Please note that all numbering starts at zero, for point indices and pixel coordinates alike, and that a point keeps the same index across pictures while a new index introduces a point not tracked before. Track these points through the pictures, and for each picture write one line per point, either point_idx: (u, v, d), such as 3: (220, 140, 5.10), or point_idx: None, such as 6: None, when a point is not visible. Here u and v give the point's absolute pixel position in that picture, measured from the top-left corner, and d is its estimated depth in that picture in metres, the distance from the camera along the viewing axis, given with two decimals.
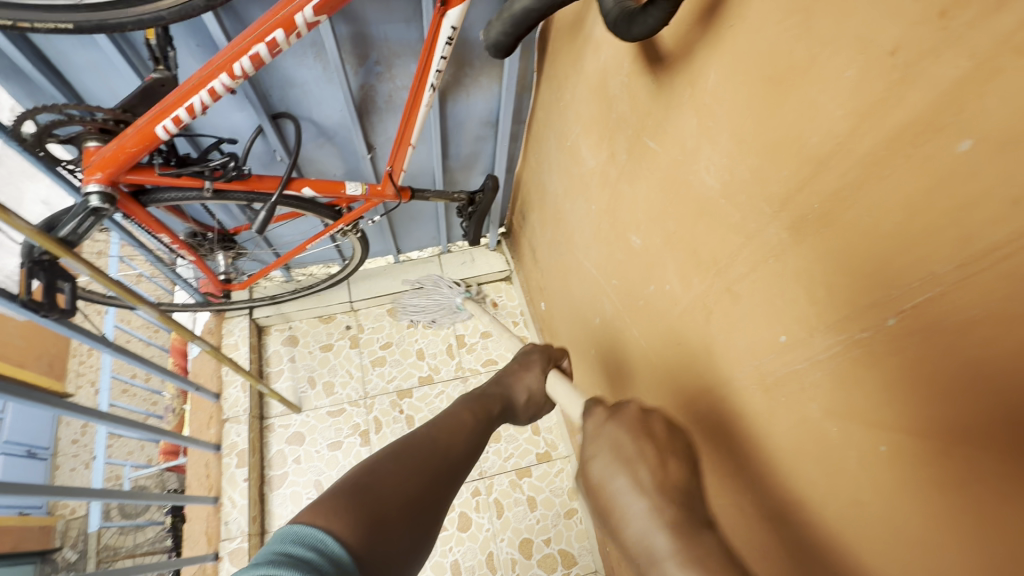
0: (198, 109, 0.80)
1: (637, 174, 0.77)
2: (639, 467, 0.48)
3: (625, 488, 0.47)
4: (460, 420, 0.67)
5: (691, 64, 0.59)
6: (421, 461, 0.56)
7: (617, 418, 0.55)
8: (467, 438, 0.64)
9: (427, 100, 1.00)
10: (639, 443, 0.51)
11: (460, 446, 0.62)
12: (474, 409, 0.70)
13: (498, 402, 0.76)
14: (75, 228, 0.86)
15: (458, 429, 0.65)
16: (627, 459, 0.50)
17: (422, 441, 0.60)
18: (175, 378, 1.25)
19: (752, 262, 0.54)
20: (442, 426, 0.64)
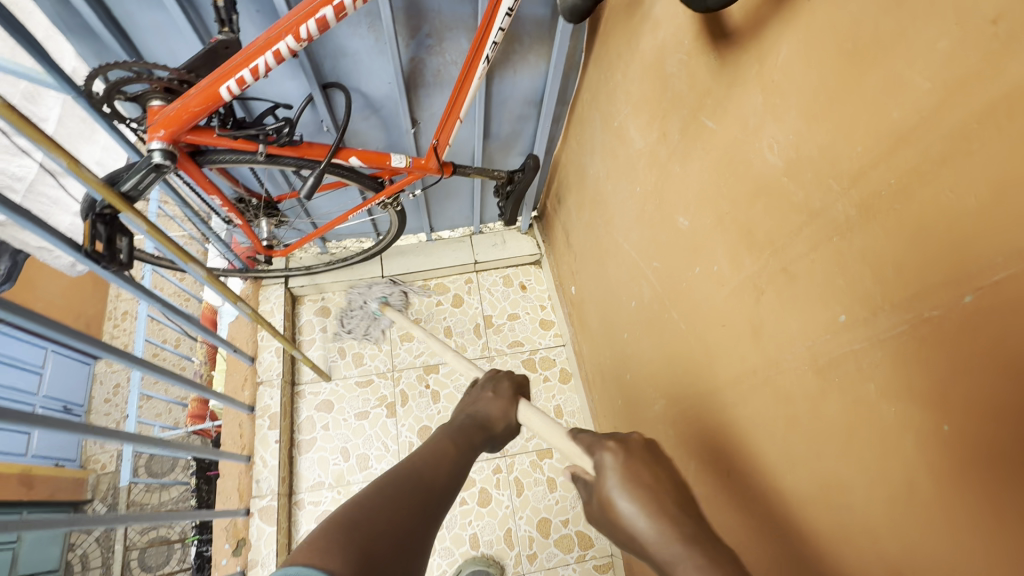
0: (262, 71, 0.82)
1: (690, 154, 0.77)
2: (661, 499, 0.52)
3: (646, 516, 0.51)
4: (444, 451, 0.62)
5: (761, 39, 0.59)
6: (410, 492, 0.51)
7: (625, 446, 0.59)
8: (450, 469, 0.59)
9: (480, 73, 1.00)
10: (654, 472, 0.55)
11: (445, 475, 0.57)
12: (457, 440, 0.67)
13: (479, 433, 0.72)
14: (137, 183, 0.89)
15: (441, 458, 0.60)
16: (647, 486, 0.54)
17: (408, 472, 0.54)
18: (212, 335, 1.29)
19: (813, 241, 0.54)
20: (423, 455, 0.59)
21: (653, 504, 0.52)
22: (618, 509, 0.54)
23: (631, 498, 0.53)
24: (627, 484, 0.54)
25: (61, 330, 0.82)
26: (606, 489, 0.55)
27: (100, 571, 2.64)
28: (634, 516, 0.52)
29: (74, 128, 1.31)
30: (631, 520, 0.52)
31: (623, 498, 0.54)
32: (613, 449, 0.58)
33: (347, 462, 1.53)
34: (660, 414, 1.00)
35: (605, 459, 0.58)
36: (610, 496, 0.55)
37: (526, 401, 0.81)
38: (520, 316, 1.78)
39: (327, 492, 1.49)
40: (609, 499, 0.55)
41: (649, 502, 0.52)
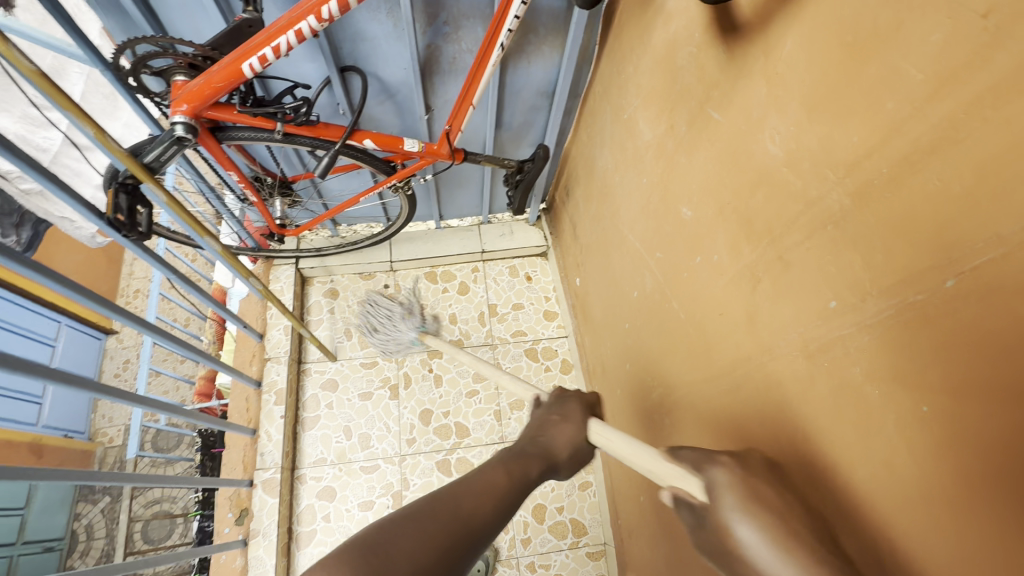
0: (283, 50, 0.84)
1: (696, 145, 0.79)
2: (791, 525, 0.48)
3: (772, 545, 0.47)
4: (493, 480, 0.55)
5: (768, 32, 0.60)
6: (439, 530, 0.46)
7: (743, 468, 0.55)
8: (497, 504, 0.52)
9: (494, 60, 1.01)
10: (777, 494, 0.52)
11: (488, 516, 0.50)
12: (511, 468, 0.58)
13: (539, 463, 0.63)
14: (160, 155, 0.93)
15: (490, 488, 0.53)
16: (773, 509, 0.50)
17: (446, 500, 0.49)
18: (223, 309, 1.32)
19: (809, 229, 0.56)
20: (474, 482, 0.53)
21: (782, 530, 0.48)
22: (736, 536, 0.49)
23: (752, 521, 0.49)
24: (749, 511, 0.50)
25: (88, 296, 0.85)
26: (723, 510, 0.51)
27: (104, 541, 2.70)
28: (756, 545, 0.47)
29: (98, 105, 1.36)
30: (753, 550, 0.47)
31: (744, 523, 0.49)
32: (725, 466, 0.55)
33: (349, 441, 1.56)
34: (658, 403, 1.02)
35: (718, 477, 0.54)
36: (726, 522, 0.50)
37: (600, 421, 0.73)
38: (524, 306, 1.80)
39: (328, 468, 1.52)
40: (725, 524, 0.50)
41: (777, 527, 0.48)
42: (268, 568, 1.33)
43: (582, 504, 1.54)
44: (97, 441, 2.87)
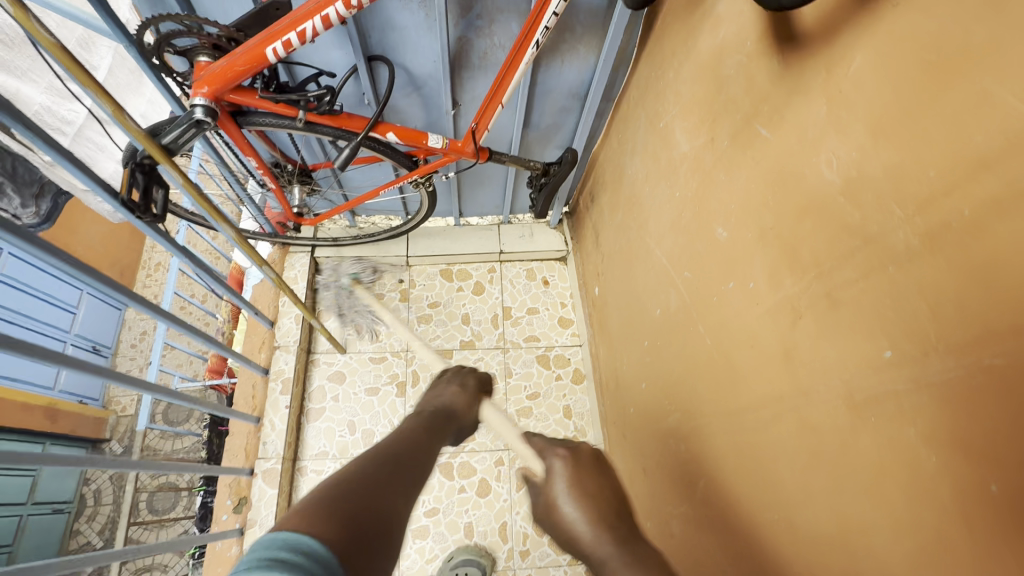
0: (309, 35, 0.81)
1: (738, 162, 0.73)
2: (603, 510, 0.50)
3: (590, 524, 0.49)
4: (415, 436, 0.58)
5: (832, 45, 0.55)
6: (390, 475, 0.46)
7: (576, 452, 0.58)
8: (428, 454, 0.55)
9: (528, 59, 0.96)
10: (598, 483, 0.53)
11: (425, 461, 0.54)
12: (427, 426, 0.63)
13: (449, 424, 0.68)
14: (178, 137, 0.90)
15: (417, 443, 0.56)
16: (590, 496, 0.52)
17: (388, 453, 0.50)
18: (235, 295, 1.29)
19: (865, 267, 0.50)
20: (403, 438, 0.56)
21: (596, 512, 0.50)
22: (561, 514, 0.52)
23: (579, 506, 0.51)
24: (573, 493, 0.52)
25: (92, 277, 0.81)
26: (552, 492, 0.54)
27: (111, 507, 2.75)
28: (576, 522, 0.50)
29: (124, 80, 1.35)
30: (573, 525, 0.50)
31: (569, 503, 0.52)
32: (564, 455, 0.57)
33: (352, 436, 1.54)
34: (673, 428, 0.97)
35: (555, 465, 0.57)
36: (556, 501, 0.53)
37: (492, 402, 0.80)
38: (539, 310, 1.76)
39: (329, 462, 1.51)
40: (554, 502, 0.53)
41: (590, 510, 0.50)
42: None
43: None
44: (112, 410, 2.94)
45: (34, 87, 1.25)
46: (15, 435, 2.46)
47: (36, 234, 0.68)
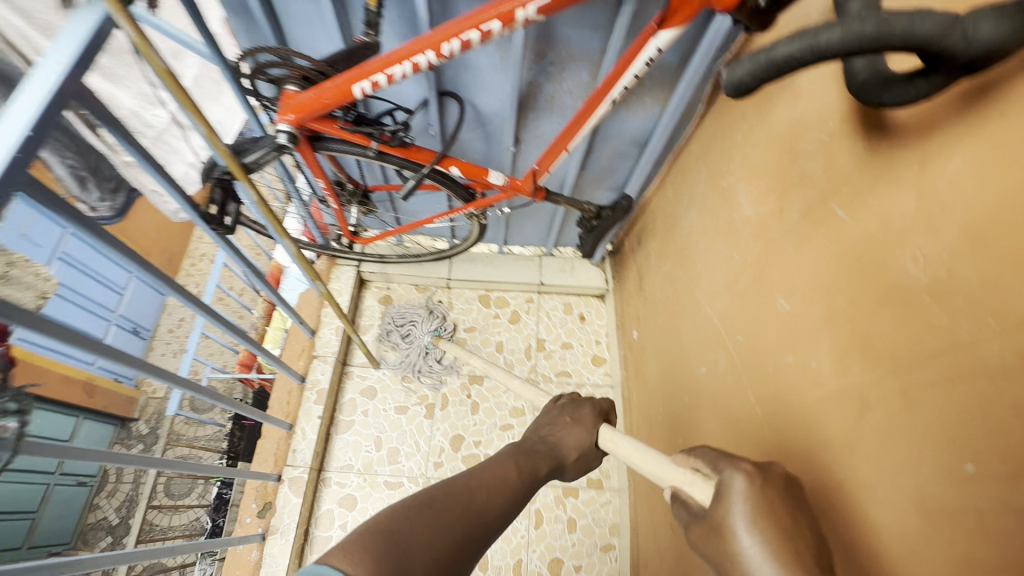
0: (397, 78, 0.84)
1: (809, 238, 0.73)
2: (797, 544, 0.43)
3: (776, 564, 0.42)
4: (505, 475, 0.63)
5: (927, 142, 0.54)
6: (455, 517, 0.52)
7: (762, 473, 0.49)
8: (509, 499, 0.60)
9: (600, 112, 0.98)
10: (792, 512, 0.45)
11: (498, 507, 0.58)
12: (520, 464, 0.67)
13: (546, 461, 0.72)
14: (259, 159, 0.95)
15: (500, 483, 0.61)
16: (781, 526, 0.44)
17: (460, 490, 0.56)
18: (270, 288, 1.30)
19: (949, 373, 0.49)
20: (486, 475, 0.61)
21: (786, 548, 0.42)
22: (737, 546, 0.45)
23: (761, 537, 0.43)
24: (757, 527, 0.44)
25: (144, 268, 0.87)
26: (729, 520, 0.46)
27: (130, 486, 2.83)
28: (758, 563, 0.42)
29: (207, 90, 1.42)
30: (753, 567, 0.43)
31: (748, 535, 0.44)
32: (746, 473, 0.49)
33: (378, 452, 1.56)
34: None
35: (735, 483, 0.48)
36: (730, 528, 0.46)
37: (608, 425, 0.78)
38: (573, 346, 1.76)
39: (353, 477, 1.52)
40: (727, 531, 0.46)
41: (783, 549, 0.42)
42: (280, 568, 1.33)
43: (601, 567, 1.47)
44: (143, 391, 3.06)
45: (126, 93, 1.31)
46: (56, 405, 2.58)
47: (100, 228, 0.74)
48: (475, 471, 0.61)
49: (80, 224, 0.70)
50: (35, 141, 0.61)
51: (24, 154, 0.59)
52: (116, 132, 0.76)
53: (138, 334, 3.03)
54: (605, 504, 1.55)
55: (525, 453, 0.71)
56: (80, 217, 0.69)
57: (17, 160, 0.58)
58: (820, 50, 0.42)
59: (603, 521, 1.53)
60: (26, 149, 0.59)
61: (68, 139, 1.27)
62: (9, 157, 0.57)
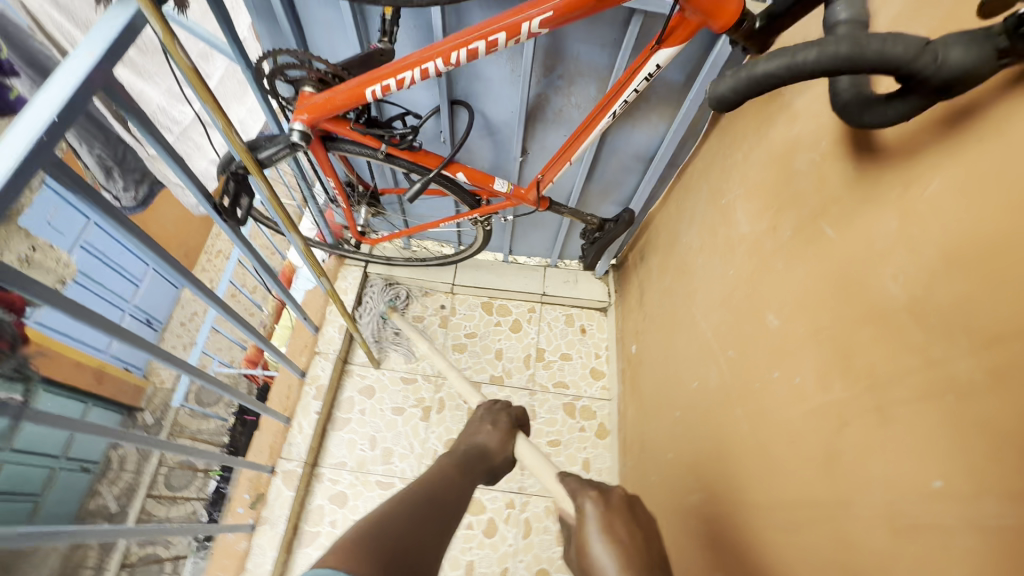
0: (407, 82, 0.87)
1: (800, 255, 0.74)
2: (631, 551, 0.53)
3: (615, 563, 0.52)
4: (449, 479, 0.72)
5: (911, 164, 0.56)
6: (422, 515, 0.60)
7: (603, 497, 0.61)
8: (460, 494, 0.70)
9: (603, 125, 0.99)
10: (629, 527, 0.56)
11: (455, 501, 0.68)
12: (459, 468, 0.76)
13: (481, 465, 0.80)
14: (273, 154, 1.00)
15: (449, 485, 0.70)
16: (621, 539, 0.54)
17: (421, 494, 0.64)
18: (282, 288, 1.34)
19: (922, 390, 0.49)
20: (433, 482, 0.69)
21: (624, 553, 0.53)
22: (590, 553, 0.55)
23: (604, 545, 0.54)
24: (603, 532, 0.55)
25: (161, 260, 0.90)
26: (584, 531, 0.57)
27: (131, 475, 2.85)
28: (603, 564, 0.53)
29: (231, 90, 1.48)
30: (599, 567, 0.53)
31: (596, 540, 0.55)
32: (593, 497, 0.61)
33: (372, 451, 1.57)
34: (696, 507, 0.94)
35: (586, 505, 0.60)
36: (586, 541, 0.56)
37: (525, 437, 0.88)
38: (572, 357, 1.76)
39: (346, 474, 1.53)
40: (585, 542, 0.56)
41: (619, 555, 0.52)
42: (268, 560, 1.34)
43: None
44: (151, 381, 3.11)
45: (155, 90, 1.37)
46: (65, 390, 2.59)
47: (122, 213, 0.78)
48: (426, 479, 0.69)
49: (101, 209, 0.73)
50: (62, 126, 0.65)
51: (51, 136, 0.63)
52: (140, 125, 0.80)
53: (151, 325, 3.10)
54: None
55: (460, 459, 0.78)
56: (102, 201, 0.73)
57: (44, 142, 0.62)
58: (796, 68, 0.44)
59: None
60: (53, 132, 0.63)
61: (96, 128, 1.33)
62: (36, 138, 0.61)
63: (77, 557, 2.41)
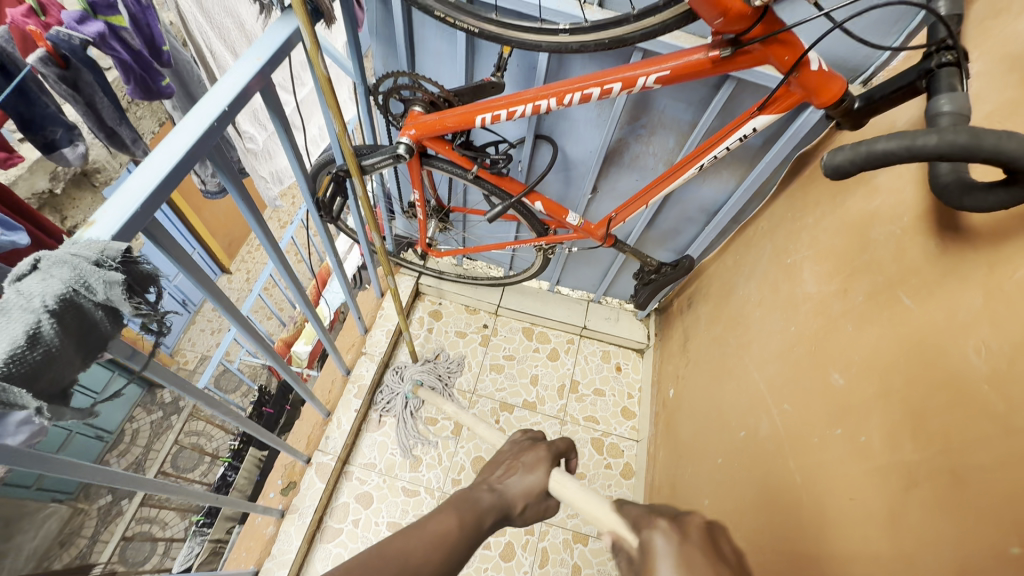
0: (517, 115, 0.95)
1: (871, 319, 0.78)
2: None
3: None
4: (446, 528, 0.59)
5: (998, 248, 0.61)
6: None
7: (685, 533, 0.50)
8: (445, 559, 0.55)
9: (688, 175, 1.05)
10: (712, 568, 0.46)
11: (434, 566, 0.53)
12: (463, 517, 0.63)
13: (494, 510, 0.69)
14: (376, 162, 1.09)
15: (441, 541, 0.56)
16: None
17: (394, 553, 0.51)
18: (345, 288, 1.38)
19: (1002, 456, 0.53)
20: (426, 532, 0.56)
21: None
22: None
23: None
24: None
25: (263, 229, 0.99)
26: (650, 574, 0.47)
27: (141, 450, 2.83)
28: None
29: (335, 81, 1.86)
30: None
31: None
32: (662, 530, 0.51)
33: (402, 457, 1.60)
34: None
35: (656, 541, 0.50)
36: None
37: (562, 468, 0.79)
38: (605, 393, 1.78)
39: (374, 475, 1.56)
40: None
41: None
42: (293, 548, 1.36)
43: None
44: (177, 360, 3.20)
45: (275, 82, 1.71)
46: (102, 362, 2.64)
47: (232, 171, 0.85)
48: (416, 529, 0.56)
49: (225, 172, 0.84)
50: (229, 114, 0.75)
51: (219, 122, 0.73)
52: (274, 117, 0.89)
53: (186, 307, 3.21)
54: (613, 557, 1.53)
55: (468, 504, 0.67)
56: (228, 167, 0.84)
57: (214, 127, 0.72)
58: (915, 150, 0.51)
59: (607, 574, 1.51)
60: (222, 119, 0.73)
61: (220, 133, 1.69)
62: (210, 123, 0.71)
63: (76, 523, 2.47)
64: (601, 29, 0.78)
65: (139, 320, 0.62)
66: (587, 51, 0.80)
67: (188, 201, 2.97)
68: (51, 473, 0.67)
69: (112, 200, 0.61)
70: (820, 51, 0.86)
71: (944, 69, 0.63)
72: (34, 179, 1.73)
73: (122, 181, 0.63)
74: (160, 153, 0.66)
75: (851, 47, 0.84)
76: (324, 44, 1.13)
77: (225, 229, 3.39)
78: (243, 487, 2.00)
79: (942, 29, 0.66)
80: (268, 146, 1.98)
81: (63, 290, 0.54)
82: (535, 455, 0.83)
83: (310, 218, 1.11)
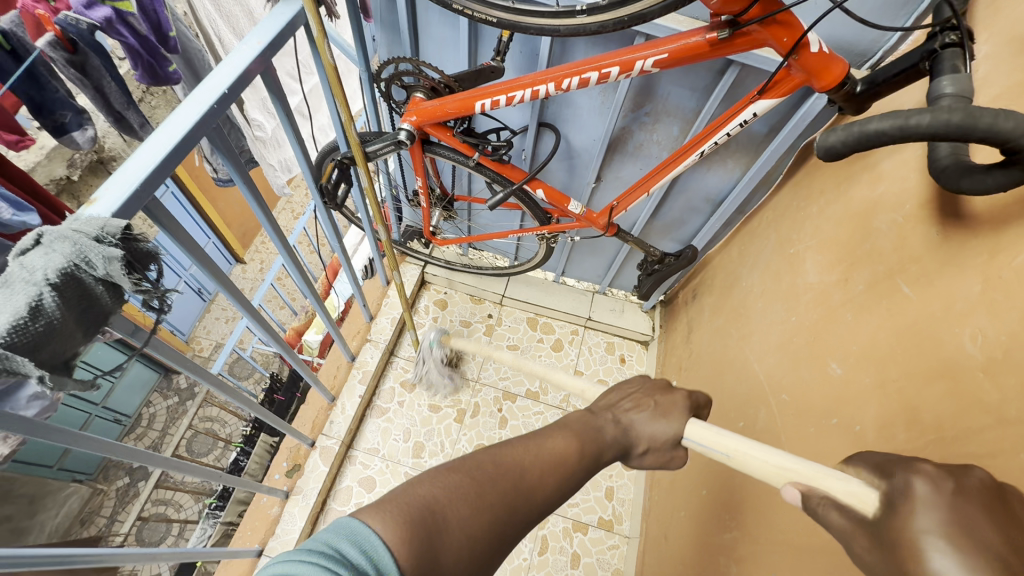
0: (516, 100, 0.94)
1: (871, 307, 0.76)
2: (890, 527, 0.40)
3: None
4: (562, 452, 0.58)
5: (999, 233, 0.59)
6: (498, 496, 0.50)
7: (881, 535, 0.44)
8: (563, 479, 0.56)
9: (689, 162, 1.04)
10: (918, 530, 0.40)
11: (549, 489, 0.54)
12: (581, 445, 0.62)
13: (614, 448, 0.67)
14: (378, 149, 1.10)
15: (558, 463, 0.57)
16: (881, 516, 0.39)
17: (512, 467, 0.53)
18: (354, 279, 1.39)
19: (995, 446, 0.52)
20: (544, 452, 0.57)
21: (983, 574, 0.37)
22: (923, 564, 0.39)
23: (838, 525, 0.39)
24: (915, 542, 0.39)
25: (270, 221, 1.00)
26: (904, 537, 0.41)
27: (157, 434, 2.91)
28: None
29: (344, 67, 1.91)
30: None
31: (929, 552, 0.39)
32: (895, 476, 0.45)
33: (405, 443, 1.62)
34: (727, 545, 0.96)
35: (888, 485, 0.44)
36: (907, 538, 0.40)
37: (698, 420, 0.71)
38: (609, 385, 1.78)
39: (377, 460, 1.59)
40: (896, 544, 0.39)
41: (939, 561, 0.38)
42: (295, 528, 1.39)
43: None
44: (192, 346, 3.28)
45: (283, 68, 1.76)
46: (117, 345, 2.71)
47: (238, 158, 0.86)
48: (532, 446, 0.57)
49: (231, 162, 0.85)
50: (228, 98, 0.76)
51: (220, 104, 0.74)
52: (277, 103, 0.91)
53: (201, 295, 3.28)
54: (612, 547, 1.53)
55: (591, 433, 0.66)
56: (233, 155, 0.84)
57: (213, 110, 0.73)
58: (908, 130, 0.50)
59: (606, 564, 1.51)
60: (222, 101, 0.74)
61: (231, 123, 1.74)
62: (209, 106, 0.72)
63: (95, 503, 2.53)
64: (619, 6, 0.76)
65: (140, 296, 0.62)
66: (603, 33, 0.79)
67: (203, 191, 3.02)
68: (73, 447, 0.68)
69: (111, 180, 0.62)
70: (825, 34, 0.84)
71: (948, 50, 0.62)
72: (51, 166, 1.79)
73: (122, 163, 0.64)
74: (159, 134, 0.67)
75: (857, 32, 0.83)
76: (331, 35, 1.13)
77: (241, 220, 3.45)
78: (254, 471, 2.02)
79: (947, 9, 0.65)
80: (276, 134, 2.03)
81: (64, 264, 0.53)
82: (671, 399, 0.75)
83: (316, 213, 1.12)
